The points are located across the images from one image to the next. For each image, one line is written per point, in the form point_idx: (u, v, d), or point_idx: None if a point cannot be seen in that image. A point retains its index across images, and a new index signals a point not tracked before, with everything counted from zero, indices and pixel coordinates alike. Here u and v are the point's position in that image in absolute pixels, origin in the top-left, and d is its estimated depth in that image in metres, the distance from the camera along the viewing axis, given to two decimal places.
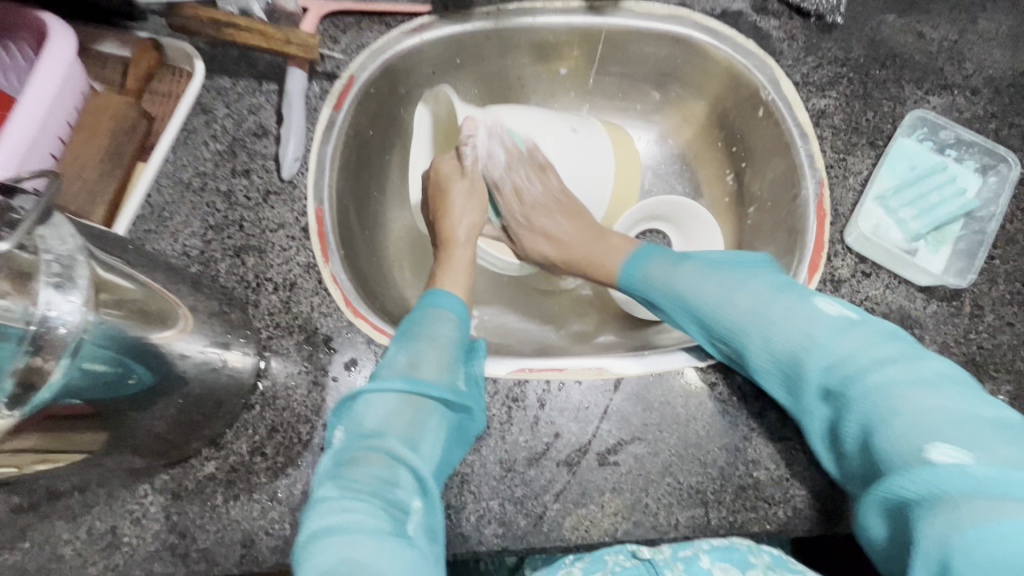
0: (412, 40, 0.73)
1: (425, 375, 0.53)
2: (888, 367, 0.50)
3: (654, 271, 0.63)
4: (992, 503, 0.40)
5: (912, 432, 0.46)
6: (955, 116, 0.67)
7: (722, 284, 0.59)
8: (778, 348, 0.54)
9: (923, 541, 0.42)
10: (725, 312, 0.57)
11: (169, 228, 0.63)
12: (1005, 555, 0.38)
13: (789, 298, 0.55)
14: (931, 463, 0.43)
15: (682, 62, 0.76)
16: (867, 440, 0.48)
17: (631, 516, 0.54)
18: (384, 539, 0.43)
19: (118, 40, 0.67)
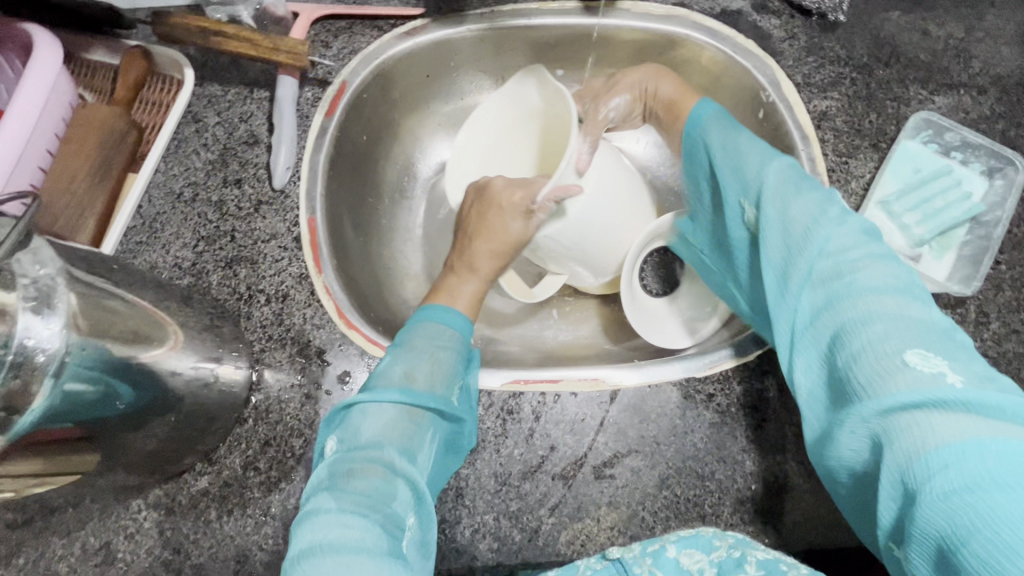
0: (405, 44, 0.71)
1: (425, 388, 0.52)
2: (863, 266, 0.42)
3: (710, 129, 0.57)
4: (957, 422, 0.34)
5: (874, 344, 0.39)
6: (961, 116, 0.66)
7: (747, 155, 0.52)
8: (774, 248, 0.47)
9: (885, 462, 0.36)
10: (751, 173, 0.50)
11: (161, 240, 0.63)
12: (970, 476, 0.32)
13: (810, 191, 0.47)
14: (901, 373, 0.37)
15: (681, 62, 0.75)
16: (832, 350, 0.42)
17: (627, 530, 0.54)
18: (383, 558, 0.40)
19: (109, 50, 0.67)
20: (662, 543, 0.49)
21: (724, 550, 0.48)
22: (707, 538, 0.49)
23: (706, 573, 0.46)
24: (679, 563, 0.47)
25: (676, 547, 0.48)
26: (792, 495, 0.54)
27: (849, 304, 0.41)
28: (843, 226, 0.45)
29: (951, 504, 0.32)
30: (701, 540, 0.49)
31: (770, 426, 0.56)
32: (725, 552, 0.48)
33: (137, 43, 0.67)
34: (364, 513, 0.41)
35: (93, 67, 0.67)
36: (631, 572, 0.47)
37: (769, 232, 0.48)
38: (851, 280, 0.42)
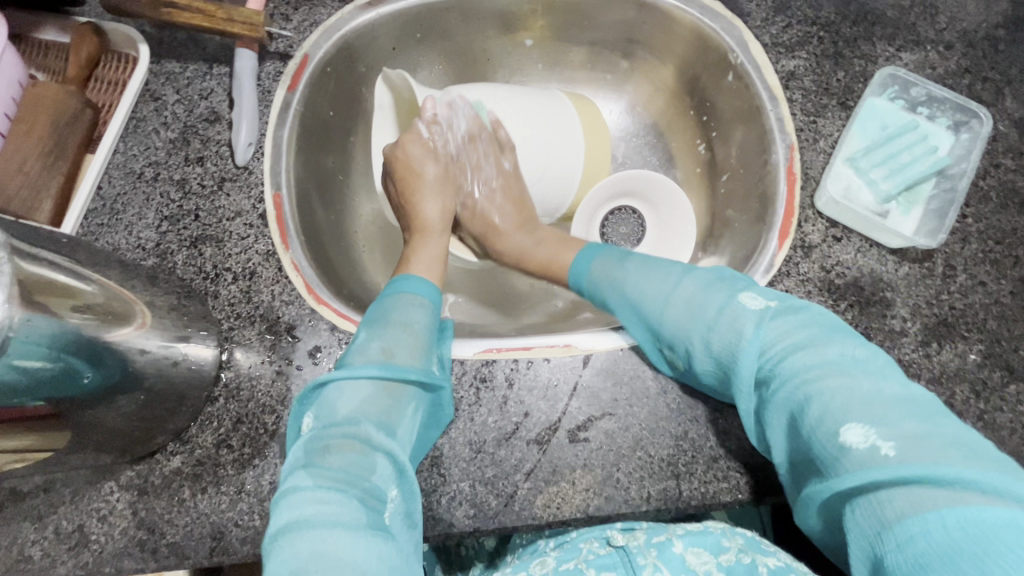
0: (367, 15, 0.70)
1: (403, 362, 0.51)
2: (795, 349, 0.46)
3: (601, 272, 0.61)
4: (910, 496, 0.36)
5: (819, 426, 0.42)
6: (928, 72, 0.65)
7: (645, 279, 0.56)
8: (705, 342, 0.50)
9: (855, 534, 0.38)
10: (663, 314, 0.53)
11: (123, 222, 0.61)
12: (940, 550, 0.34)
13: (716, 295, 0.51)
14: (846, 456, 0.40)
15: (650, 26, 0.74)
16: (789, 434, 0.45)
17: (603, 491, 0.54)
18: (360, 531, 0.40)
19: (59, 27, 0.65)
20: (669, 537, 0.52)
21: (733, 552, 0.50)
22: (717, 537, 0.52)
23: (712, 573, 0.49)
24: (686, 561, 0.50)
25: (682, 544, 0.51)
26: (764, 451, 0.55)
27: (788, 395, 0.45)
28: (767, 323, 0.48)
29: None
30: (710, 540, 0.52)
31: None
32: (734, 554, 0.50)
33: (89, 19, 0.64)
34: (343, 489, 0.42)
35: (44, 44, 0.65)
36: (633, 563, 0.50)
37: (693, 338, 0.51)
38: (786, 367, 0.46)
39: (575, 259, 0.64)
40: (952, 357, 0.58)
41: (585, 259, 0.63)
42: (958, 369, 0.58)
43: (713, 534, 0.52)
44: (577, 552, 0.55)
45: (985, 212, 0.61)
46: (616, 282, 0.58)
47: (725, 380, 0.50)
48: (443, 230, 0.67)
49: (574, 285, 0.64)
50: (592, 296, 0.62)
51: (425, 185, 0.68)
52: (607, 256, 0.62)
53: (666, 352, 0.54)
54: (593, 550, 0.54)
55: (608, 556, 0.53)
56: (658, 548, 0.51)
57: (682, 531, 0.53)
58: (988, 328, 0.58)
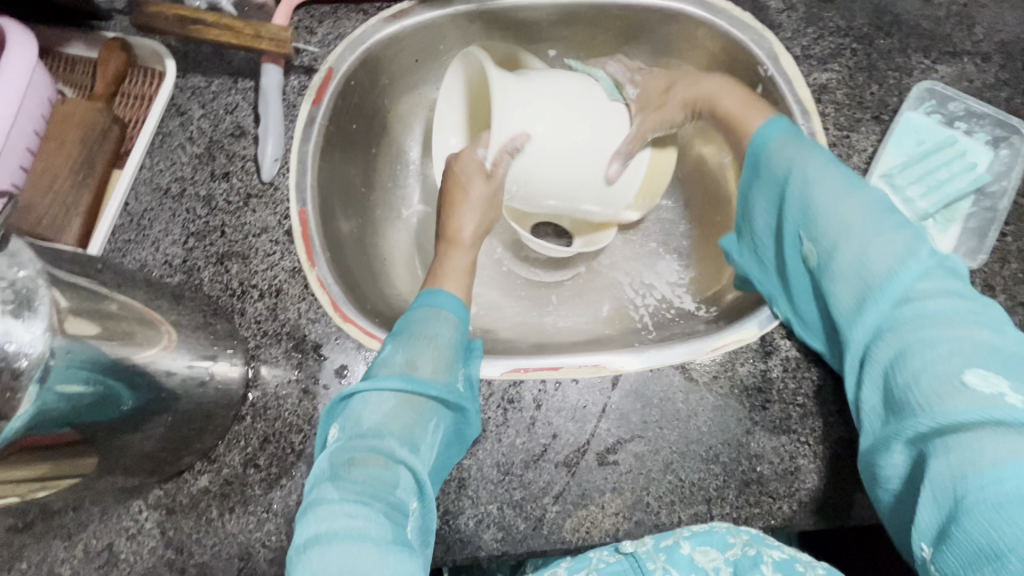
0: (391, 27, 0.69)
1: (424, 374, 0.50)
2: (936, 300, 0.44)
3: (784, 149, 0.56)
4: (1011, 442, 0.37)
5: (936, 364, 0.41)
6: (965, 85, 0.64)
7: (823, 183, 0.52)
8: (846, 266, 0.49)
9: (935, 477, 0.39)
10: (819, 206, 0.52)
11: (150, 238, 0.61)
12: (1021, 493, 0.35)
13: (894, 223, 0.48)
14: (962, 392, 0.39)
15: (676, 37, 0.73)
16: (891, 368, 0.44)
17: (632, 516, 0.53)
18: (387, 546, 0.39)
19: (87, 43, 0.65)
20: (676, 539, 0.50)
21: (739, 547, 0.49)
22: (722, 534, 0.50)
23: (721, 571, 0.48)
24: (694, 561, 0.48)
25: (689, 544, 0.49)
26: (796, 476, 0.54)
27: (915, 330, 0.43)
28: (925, 264, 0.46)
29: (1001, 516, 0.35)
30: (716, 538, 0.50)
31: (774, 407, 0.55)
32: (740, 549, 0.49)
33: (116, 35, 0.64)
34: (369, 502, 0.41)
35: (72, 60, 0.65)
36: (643, 569, 0.48)
37: (837, 264, 0.49)
38: (920, 306, 0.44)
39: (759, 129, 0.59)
40: None
41: (772, 130, 0.57)
42: None
43: (719, 532, 0.50)
44: (585, 561, 0.50)
45: None
46: (796, 163, 0.54)
47: (848, 306, 0.49)
48: (476, 243, 0.66)
49: (749, 160, 0.60)
50: (750, 172, 0.59)
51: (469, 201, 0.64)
52: (792, 129, 0.57)
53: (806, 246, 0.53)
54: (602, 559, 0.50)
55: (618, 564, 0.49)
56: (667, 552, 0.49)
57: (687, 532, 0.50)
58: None
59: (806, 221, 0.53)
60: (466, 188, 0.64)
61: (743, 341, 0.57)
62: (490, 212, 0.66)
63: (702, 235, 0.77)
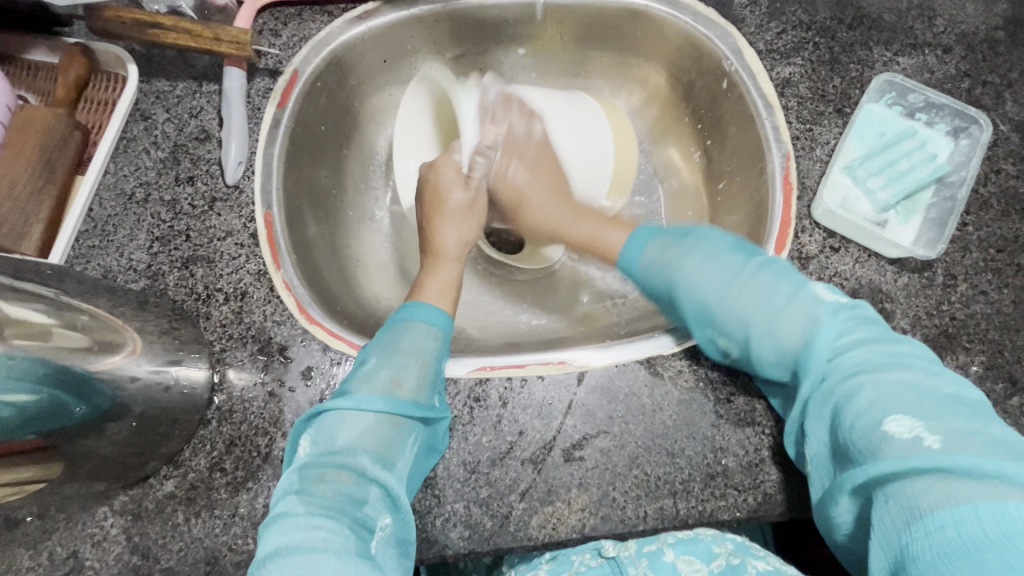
0: (356, 28, 0.69)
1: (409, 395, 0.51)
2: (849, 348, 0.49)
3: (652, 254, 0.58)
4: (945, 487, 0.40)
5: (865, 415, 0.46)
6: (926, 77, 0.64)
7: (711, 266, 0.54)
8: (761, 343, 0.51)
9: (882, 525, 0.42)
10: (726, 302, 0.52)
11: (114, 244, 0.61)
12: (962, 542, 0.38)
13: (786, 290, 0.51)
14: (888, 444, 0.43)
15: (642, 33, 0.73)
16: (833, 423, 0.48)
17: (598, 511, 0.53)
18: (349, 559, 0.41)
19: (47, 48, 0.64)
20: (661, 546, 0.54)
21: (722, 556, 0.53)
22: (707, 543, 0.54)
23: None
24: (677, 567, 0.53)
25: (673, 551, 0.54)
26: (761, 468, 0.54)
27: (842, 382, 0.48)
28: (832, 322, 0.50)
29: (949, 566, 0.38)
30: (700, 547, 0.54)
31: (738, 399, 0.56)
32: (724, 559, 0.53)
33: (78, 40, 0.64)
34: (334, 517, 0.43)
35: (35, 65, 0.64)
36: (625, 572, 0.53)
37: (754, 330, 0.51)
38: (841, 371, 0.48)
39: (629, 239, 0.61)
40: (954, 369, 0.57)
41: (636, 249, 0.59)
42: None
43: (703, 540, 0.54)
44: (568, 564, 0.57)
45: (986, 220, 0.60)
46: (672, 270, 0.56)
47: (782, 375, 0.52)
48: (460, 257, 0.65)
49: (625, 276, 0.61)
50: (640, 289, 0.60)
51: (448, 211, 0.65)
52: (660, 235, 0.59)
53: (720, 345, 0.54)
54: (584, 562, 0.56)
55: (599, 567, 0.55)
56: (649, 558, 0.54)
57: (672, 539, 0.55)
58: (991, 339, 0.57)
59: (710, 313, 0.53)
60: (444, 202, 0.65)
61: None
62: (473, 217, 0.67)
63: (674, 231, 0.77)
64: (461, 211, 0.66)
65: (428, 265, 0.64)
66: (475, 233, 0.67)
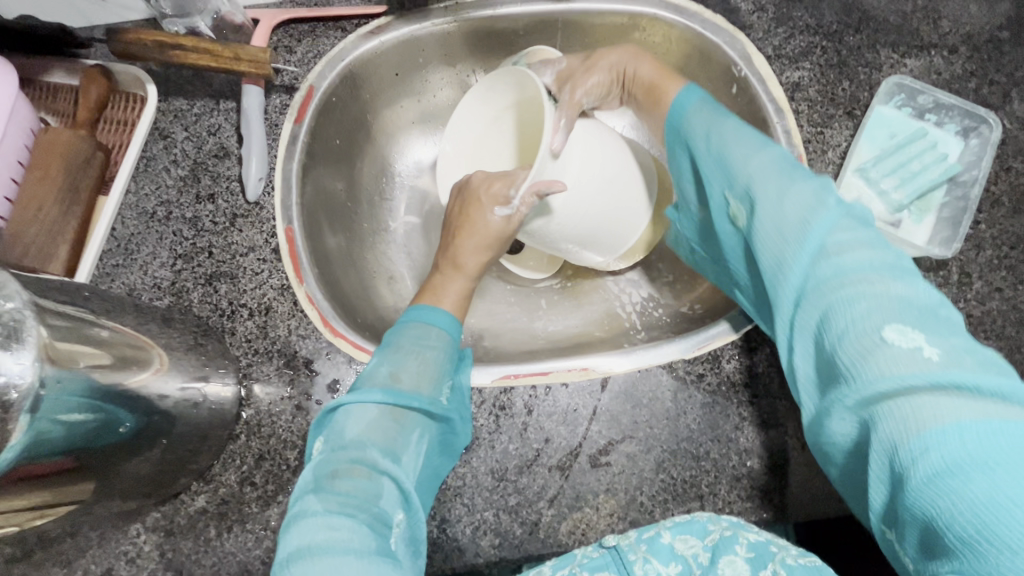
0: (370, 43, 0.70)
1: (410, 387, 0.51)
2: (849, 247, 0.40)
3: (697, 116, 0.51)
4: (944, 404, 0.33)
5: (855, 323, 0.37)
6: (934, 78, 0.65)
7: (733, 145, 0.47)
8: (767, 226, 0.43)
9: (876, 450, 0.35)
10: (734, 163, 0.46)
11: (138, 262, 0.62)
12: (951, 460, 0.32)
13: (796, 179, 0.43)
14: (881, 352, 0.36)
15: (650, 41, 0.74)
16: (817, 334, 0.39)
17: (627, 515, 0.54)
18: (369, 556, 0.40)
19: (67, 70, 0.65)
20: (658, 529, 0.49)
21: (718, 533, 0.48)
22: (702, 522, 0.49)
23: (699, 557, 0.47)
24: (674, 549, 0.47)
25: (670, 533, 0.49)
26: (785, 469, 0.55)
27: (829, 283, 0.39)
28: (833, 210, 0.42)
29: (937, 493, 0.32)
30: (696, 526, 0.49)
31: (762, 401, 0.56)
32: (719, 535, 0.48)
33: (96, 62, 0.65)
34: (352, 514, 0.42)
35: (54, 87, 0.65)
36: (625, 561, 0.47)
37: (758, 225, 0.43)
38: (838, 261, 0.39)
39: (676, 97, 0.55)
40: None
41: (678, 111, 0.53)
42: None
43: (699, 520, 0.49)
44: (570, 559, 0.50)
45: (998, 218, 0.61)
46: (705, 149, 0.49)
47: (772, 265, 0.43)
48: (477, 273, 0.63)
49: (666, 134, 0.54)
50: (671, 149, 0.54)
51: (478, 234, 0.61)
52: (706, 100, 0.53)
53: (737, 211, 0.47)
54: (586, 555, 0.49)
55: (601, 558, 0.49)
56: (649, 543, 0.48)
57: (670, 522, 0.50)
58: (1006, 335, 0.58)
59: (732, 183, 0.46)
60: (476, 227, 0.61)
61: (731, 337, 0.58)
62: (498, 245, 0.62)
63: None
64: (490, 241, 0.61)
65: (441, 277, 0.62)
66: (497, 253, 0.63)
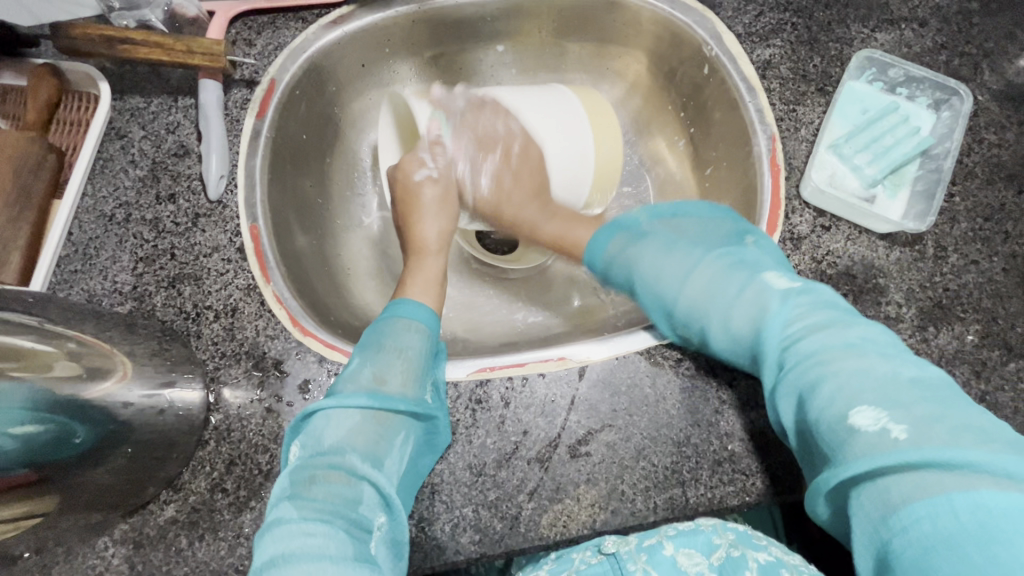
0: (331, 33, 0.68)
1: (393, 390, 0.51)
2: (805, 332, 0.44)
3: (618, 251, 0.57)
4: (918, 479, 0.35)
5: (825, 413, 0.39)
6: (904, 51, 0.65)
7: (663, 266, 0.53)
8: (715, 329, 0.48)
9: (860, 525, 0.37)
10: (677, 293, 0.51)
11: (97, 267, 0.60)
12: (942, 533, 0.33)
13: (740, 276, 0.48)
14: (854, 443, 0.37)
15: (620, 24, 0.73)
16: (795, 423, 0.43)
17: (608, 505, 0.53)
18: (346, 562, 0.40)
19: (14, 70, 0.62)
20: (660, 539, 0.52)
21: (723, 549, 0.51)
22: (707, 534, 0.52)
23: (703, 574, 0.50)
24: (678, 563, 0.51)
25: (673, 545, 0.51)
26: (768, 451, 0.54)
27: (795, 375, 0.42)
28: (782, 305, 0.46)
29: (930, 565, 0.33)
30: (701, 539, 0.52)
31: (741, 384, 0.56)
32: (725, 551, 0.51)
33: (45, 61, 0.62)
34: (329, 520, 0.42)
35: (2, 89, 0.62)
36: (625, 570, 0.51)
37: (712, 330, 0.48)
38: (795, 351, 0.43)
39: (592, 238, 0.60)
40: (950, 340, 0.57)
41: (597, 245, 0.59)
42: (957, 351, 0.57)
43: (704, 532, 0.52)
44: (568, 564, 0.55)
45: (972, 189, 0.61)
46: (636, 264, 0.55)
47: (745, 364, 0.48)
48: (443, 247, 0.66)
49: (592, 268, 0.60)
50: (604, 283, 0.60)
51: (425, 207, 0.66)
52: (624, 231, 0.58)
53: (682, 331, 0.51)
54: (585, 560, 0.54)
55: (599, 565, 0.53)
56: (649, 553, 0.52)
57: (673, 531, 0.52)
58: (984, 307, 0.58)
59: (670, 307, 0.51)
60: (417, 199, 0.66)
61: None
62: (449, 210, 0.68)
63: None
64: (436, 204, 0.67)
65: (414, 264, 0.65)
66: (452, 219, 0.68)
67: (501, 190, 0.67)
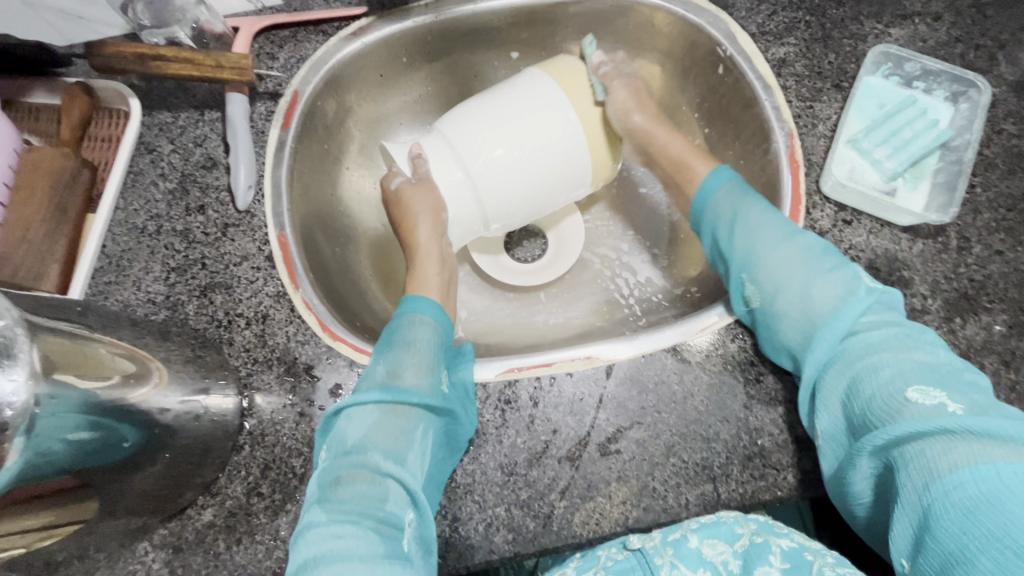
0: (352, 45, 0.69)
1: (407, 385, 0.52)
2: (874, 325, 0.50)
3: (721, 203, 0.60)
4: (969, 447, 0.41)
5: (884, 387, 0.46)
6: (919, 46, 0.65)
7: (758, 234, 0.56)
8: (790, 304, 0.52)
9: (903, 491, 0.42)
10: (762, 256, 0.55)
11: (131, 278, 0.61)
12: (984, 495, 0.39)
13: (830, 261, 0.53)
14: (909, 407, 0.44)
15: (634, 28, 0.74)
16: (847, 395, 0.48)
17: (640, 502, 0.53)
18: (376, 562, 0.42)
19: (47, 89, 0.64)
20: (684, 532, 0.51)
21: (747, 537, 0.50)
22: (730, 525, 0.51)
23: (729, 563, 0.49)
24: (702, 554, 0.50)
25: (697, 537, 0.50)
26: (797, 445, 0.54)
27: (863, 352, 0.49)
28: (865, 298, 0.51)
29: (974, 520, 0.38)
30: (724, 529, 0.51)
31: (767, 379, 0.56)
32: (748, 539, 0.50)
33: (77, 79, 0.64)
34: (357, 520, 0.44)
35: (37, 108, 0.64)
36: (652, 565, 0.49)
37: (785, 302, 0.53)
38: (866, 337, 0.50)
39: (706, 177, 0.63)
40: (977, 330, 0.57)
41: (706, 196, 0.62)
42: (985, 342, 0.57)
43: (727, 522, 0.51)
44: (594, 561, 0.52)
45: (993, 180, 0.61)
46: (734, 222, 0.58)
47: (798, 343, 0.52)
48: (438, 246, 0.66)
49: (693, 211, 0.63)
50: (695, 229, 0.64)
51: (414, 207, 0.65)
52: (737, 180, 0.61)
53: (749, 294, 0.55)
54: (611, 557, 0.52)
55: (626, 561, 0.51)
56: (675, 546, 0.50)
57: (695, 524, 0.51)
58: (1010, 297, 0.58)
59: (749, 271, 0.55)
60: (410, 202, 0.65)
61: (732, 318, 0.58)
62: (436, 207, 0.64)
63: (683, 220, 0.78)
64: (427, 203, 0.64)
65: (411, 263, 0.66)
66: (439, 210, 0.64)
67: (507, 193, 0.63)
